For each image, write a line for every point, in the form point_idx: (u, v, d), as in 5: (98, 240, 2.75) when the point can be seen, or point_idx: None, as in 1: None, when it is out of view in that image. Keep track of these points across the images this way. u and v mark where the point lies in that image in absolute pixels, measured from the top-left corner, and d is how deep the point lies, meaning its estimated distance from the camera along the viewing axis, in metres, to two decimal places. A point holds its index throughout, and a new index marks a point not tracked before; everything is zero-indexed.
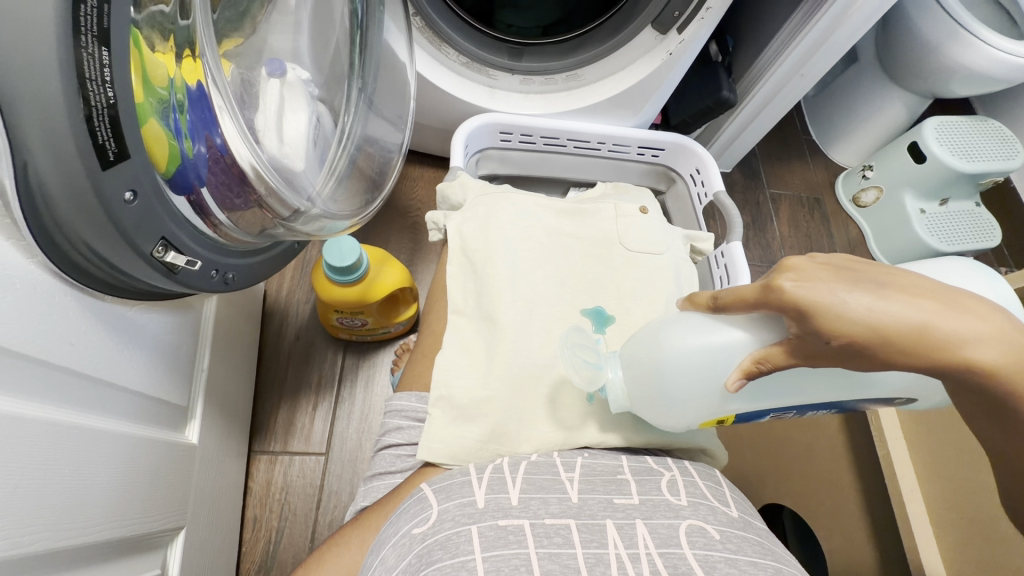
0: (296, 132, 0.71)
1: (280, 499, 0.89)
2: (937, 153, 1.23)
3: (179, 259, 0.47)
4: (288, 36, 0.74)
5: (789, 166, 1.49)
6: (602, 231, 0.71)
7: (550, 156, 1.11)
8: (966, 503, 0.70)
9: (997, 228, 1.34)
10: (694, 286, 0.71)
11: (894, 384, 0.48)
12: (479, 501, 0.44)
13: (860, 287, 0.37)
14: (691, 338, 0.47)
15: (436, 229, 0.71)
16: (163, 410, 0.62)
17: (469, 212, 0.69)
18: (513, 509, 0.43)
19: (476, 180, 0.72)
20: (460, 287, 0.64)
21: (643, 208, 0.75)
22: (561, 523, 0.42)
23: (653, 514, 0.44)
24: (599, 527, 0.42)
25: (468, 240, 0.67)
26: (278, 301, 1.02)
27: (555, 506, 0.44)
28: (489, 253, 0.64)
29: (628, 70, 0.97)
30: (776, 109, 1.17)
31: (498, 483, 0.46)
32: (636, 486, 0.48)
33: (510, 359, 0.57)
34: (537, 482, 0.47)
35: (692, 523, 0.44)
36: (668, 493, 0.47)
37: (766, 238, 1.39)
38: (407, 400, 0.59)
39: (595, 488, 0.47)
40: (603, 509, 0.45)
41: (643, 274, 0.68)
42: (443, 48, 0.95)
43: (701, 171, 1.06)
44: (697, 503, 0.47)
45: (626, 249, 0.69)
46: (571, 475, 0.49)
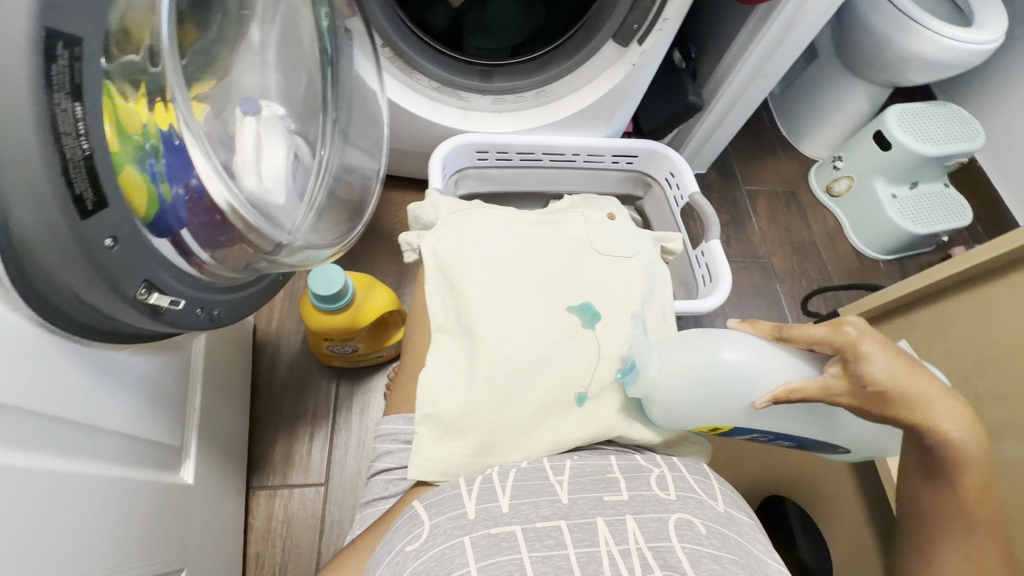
0: (273, 166, 0.73)
1: (282, 533, 0.89)
2: (902, 140, 1.27)
3: (164, 300, 0.48)
4: (257, 74, 0.76)
5: (762, 162, 1.53)
6: (573, 238, 0.70)
7: (527, 171, 1.14)
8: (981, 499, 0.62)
9: (967, 208, 1.38)
10: (667, 286, 0.73)
11: (858, 435, 0.55)
12: (471, 512, 0.45)
13: (898, 355, 0.46)
14: (733, 352, 0.52)
15: (411, 250, 0.72)
16: (157, 451, 0.62)
17: (443, 229, 0.69)
18: (504, 517, 0.44)
19: (446, 198, 0.74)
20: (436, 306, 0.64)
21: (612, 214, 0.76)
22: (552, 524, 0.44)
23: (643, 509, 0.45)
24: (590, 525, 0.44)
25: (443, 254, 0.66)
26: (269, 334, 1.02)
27: (545, 509, 0.45)
28: (461, 266, 0.64)
29: (596, 83, 1.00)
30: (742, 110, 1.21)
31: (488, 493, 0.47)
32: (625, 483, 0.49)
33: (497, 354, 0.56)
34: (528, 487, 0.48)
35: (681, 516, 0.45)
36: (656, 487, 0.48)
37: (747, 234, 1.41)
38: (396, 422, 0.59)
39: (586, 487, 0.48)
40: (594, 507, 0.46)
41: (618, 275, 0.67)
42: (414, 75, 0.98)
43: (675, 175, 1.10)
44: (686, 497, 0.47)
45: (597, 252, 0.69)
46: (560, 478, 0.49)
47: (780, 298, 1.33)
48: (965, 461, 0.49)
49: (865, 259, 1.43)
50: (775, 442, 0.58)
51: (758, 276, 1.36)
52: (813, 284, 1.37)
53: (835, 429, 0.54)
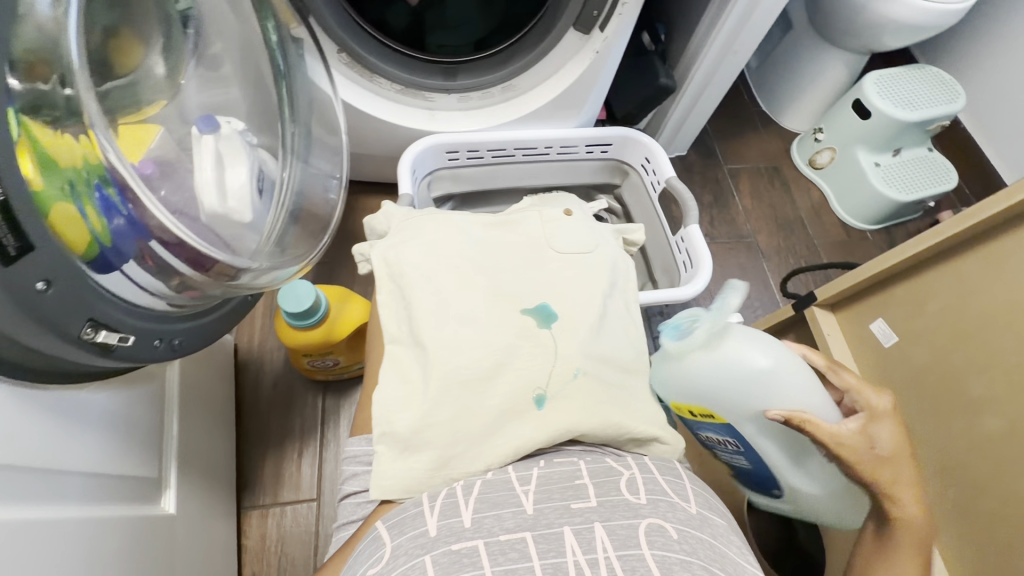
0: (237, 186, 0.72)
1: (276, 551, 0.88)
2: (880, 107, 1.25)
3: (114, 336, 0.47)
4: (208, 91, 0.74)
5: (742, 140, 1.50)
6: (530, 236, 0.70)
7: (501, 168, 1.11)
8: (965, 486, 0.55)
9: (953, 169, 1.36)
10: (630, 277, 0.71)
11: (810, 487, 0.58)
12: (433, 529, 0.45)
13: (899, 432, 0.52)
14: (764, 360, 0.55)
15: (366, 262, 0.69)
16: (130, 485, 0.61)
17: (396, 238, 0.67)
18: (466, 532, 0.44)
19: (400, 208, 0.72)
20: (388, 317, 0.62)
21: (568, 210, 0.75)
22: (517, 536, 0.43)
23: (612, 516, 0.45)
24: (556, 536, 0.43)
25: (395, 263, 0.64)
26: (251, 352, 1.01)
27: (509, 521, 0.44)
28: (422, 276, 0.62)
29: (561, 73, 0.97)
30: (717, 90, 1.19)
31: (451, 508, 0.47)
32: (593, 489, 0.48)
33: (455, 366, 0.55)
34: (493, 499, 0.47)
35: (652, 522, 0.44)
36: (626, 492, 0.48)
37: (730, 214, 1.39)
38: (358, 444, 0.58)
39: (552, 496, 0.47)
40: (560, 516, 0.45)
41: (579, 272, 0.67)
42: (375, 78, 0.96)
43: (651, 160, 1.08)
44: (657, 500, 0.47)
45: (555, 252, 0.69)
46: (527, 487, 0.48)
47: (767, 276, 1.32)
48: (907, 551, 0.51)
49: (852, 230, 1.41)
50: (736, 454, 0.61)
51: (744, 255, 1.34)
52: (800, 260, 1.36)
53: (795, 467, 0.57)
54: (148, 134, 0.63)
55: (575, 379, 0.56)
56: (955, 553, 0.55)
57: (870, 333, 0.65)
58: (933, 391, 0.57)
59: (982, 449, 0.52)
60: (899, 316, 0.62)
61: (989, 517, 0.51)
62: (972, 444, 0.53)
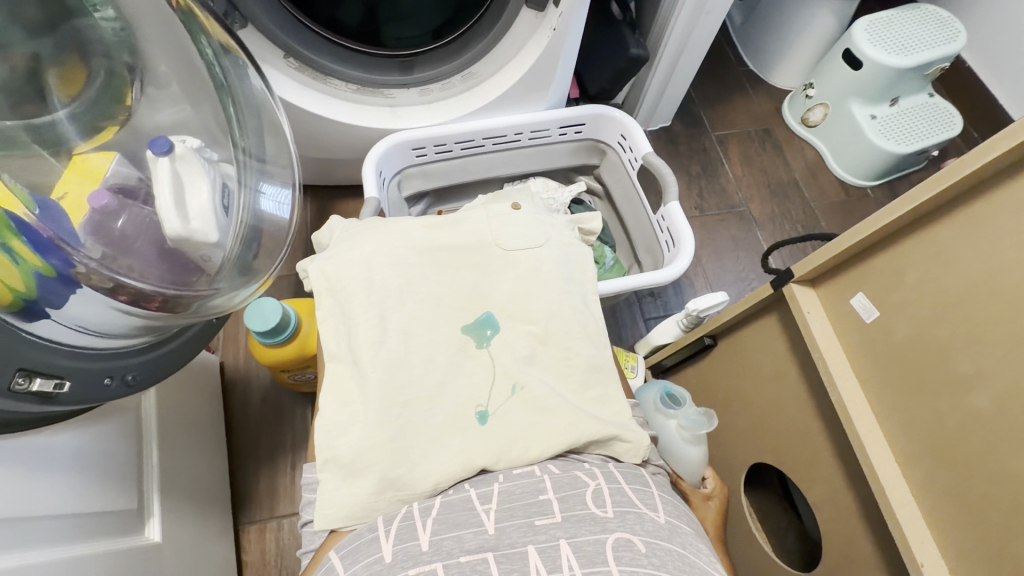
0: (201, 207, 0.68)
1: (277, 564, 0.90)
2: (873, 56, 1.17)
3: (51, 383, 0.48)
4: (155, 114, 0.72)
5: (730, 103, 1.43)
6: (477, 235, 0.67)
7: (471, 160, 1.08)
8: (958, 462, 0.51)
9: (956, 115, 1.28)
10: (586, 265, 0.69)
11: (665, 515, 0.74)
12: (388, 555, 0.44)
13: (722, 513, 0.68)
14: (682, 453, 0.72)
15: (306, 279, 0.64)
16: (113, 518, 0.62)
17: (335, 250, 0.64)
18: (423, 556, 0.43)
19: (343, 220, 0.71)
20: (328, 333, 0.60)
21: (516, 205, 0.71)
22: (478, 557, 0.42)
23: (578, 531, 0.43)
24: (520, 555, 0.42)
25: (333, 278, 0.61)
26: (238, 369, 1.02)
27: (469, 542, 0.44)
28: (363, 291, 0.60)
29: (521, 56, 0.92)
30: (693, 55, 1.13)
31: (408, 532, 0.46)
32: (559, 504, 0.46)
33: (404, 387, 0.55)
34: (451, 520, 0.46)
35: (619, 537, 0.43)
36: (593, 505, 0.46)
37: (720, 184, 1.34)
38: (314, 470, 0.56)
39: (514, 513, 0.46)
40: (524, 535, 0.44)
41: (526, 268, 0.65)
42: (330, 80, 0.93)
43: (627, 137, 1.04)
44: (624, 512, 0.46)
45: (501, 250, 0.66)
46: (487, 506, 0.47)
47: (761, 246, 1.27)
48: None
49: (850, 189, 1.35)
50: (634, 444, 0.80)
51: (736, 226, 1.29)
52: (796, 225, 1.30)
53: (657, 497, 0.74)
54: (96, 165, 0.65)
55: (512, 397, 0.56)
56: (948, 541, 0.52)
57: (854, 309, 0.60)
58: (922, 366, 0.54)
59: (981, 427, 0.49)
60: (880, 288, 0.57)
61: (985, 499, 0.49)
62: (970, 421, 0.50)
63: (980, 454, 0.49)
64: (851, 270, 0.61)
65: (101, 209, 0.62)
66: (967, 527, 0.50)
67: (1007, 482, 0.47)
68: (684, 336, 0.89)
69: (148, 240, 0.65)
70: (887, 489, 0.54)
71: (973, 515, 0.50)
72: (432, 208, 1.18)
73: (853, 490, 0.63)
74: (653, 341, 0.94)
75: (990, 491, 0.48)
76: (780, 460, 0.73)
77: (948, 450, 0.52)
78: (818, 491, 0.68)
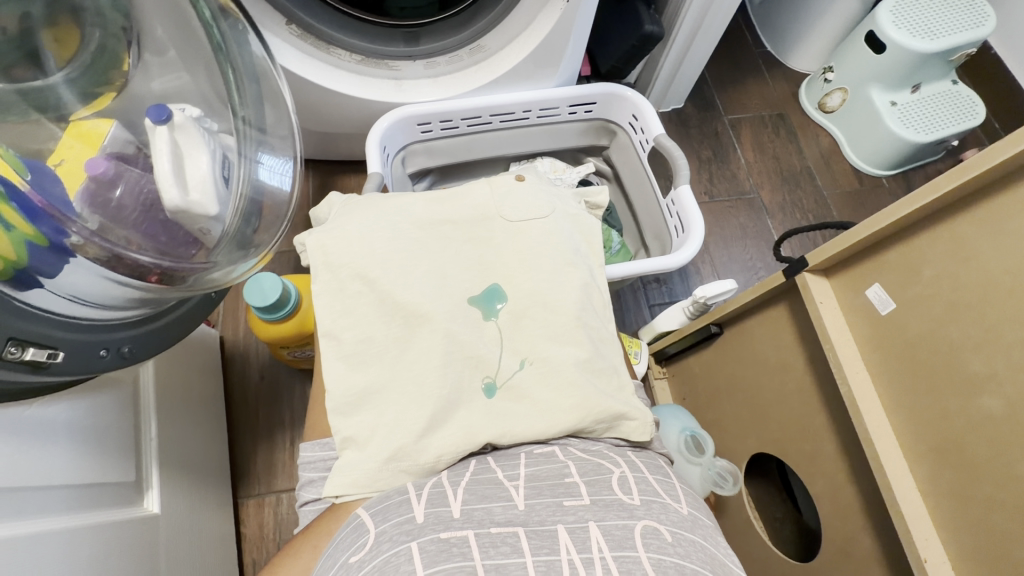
0: (200, 177, 0.65)
1: (275, 538, 0.91)
2: (897, 39, 1.13)
3: (44, 353, 0.47)
4: (150, 80, 0.70)
5: (744, 86, 1.39)
6: (478, 210, 0.66)
7: (477, 138, 1.05)
8: (966, 468, 0.50)
9: (980, 103, 1.23)
10: (590, 239, 0.68)
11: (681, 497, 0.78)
12: (418, 517, 0.43)
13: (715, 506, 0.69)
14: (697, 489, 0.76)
15: (305, 252, 0.62)
16: (110, 490, 0.62)
17: (331, 224, 0.63)
18: (455, 522, 0.42)
19: (342, 196, 0.68)
20: (325, 308, 0.58)
21: (519, 176, 0.70)
22: (509, 531, 0.41)
23: (607, 515, 0.43)
24: (550, 533, 0.41)
25: (338, 253, 0.60)
26: (237, 345, 1.01)
27: (500, 515, 0.43)
28: (366, 267, 0.59)
29: (532, 28, 0.88)
30: (711, 32, 1.08)
31: (438, 498, 0.45)
32: (585, 487, 0.46)
33: (404, 368, 0.54)
34: (480, 493, 0.46)
35: (647, 524, 0.43)
36: (620, 491, 0.46)
37: (730, 169, 1.31)
38: (311, 450, 0.56)
39: (543, 492, 0.46)
40: (553, 514, 0.43)
41: (530, 244, 0.63)
42: (332, 50, 0.90)
43: (638, 117, 1.00)
44: (649, 501, 0.45)
45: (505, 221, 0.65)
46: (516, 482, 0.47)
47: (771, 234, 1.24)
48: None
49: (865, 177, 1.32)
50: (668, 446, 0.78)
51: (746, 213, 1.26)
52: (807, 215, 1.27)
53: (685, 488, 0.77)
54: (100, 126, 0.63)
55: (520, 370, 0.56)
56: (952, 543, 0.51)
57: (868, 304, 0.59)
58: (933, 364, 0.52)
59: (990, 429, 0.48)
60: (896, 280, 0.55)
61: (988, 501, 0.48)
62: (980, 423, 0.49)
63: (991, 459, 0.48)
64: (867, 263, 0.59)
65: (97, 177, 0.59)
66: (970, 530, 0.49)
67: (1013, 486, 0.46)
68: (690, 323, 0.88)
69: (147, 210, 0.63)
70: (894, 485, 0.53)
71: (979, 519, 0.49)
72: (437, 186, 1.15)
73: (857, 484, 0.62)
74: (658, 327, 0.94)
75: (1000, 495, 0.47)
76: (781, 450, 0.73)
77: (957, 453, 0.50)
78: (820, 483, 0.68)
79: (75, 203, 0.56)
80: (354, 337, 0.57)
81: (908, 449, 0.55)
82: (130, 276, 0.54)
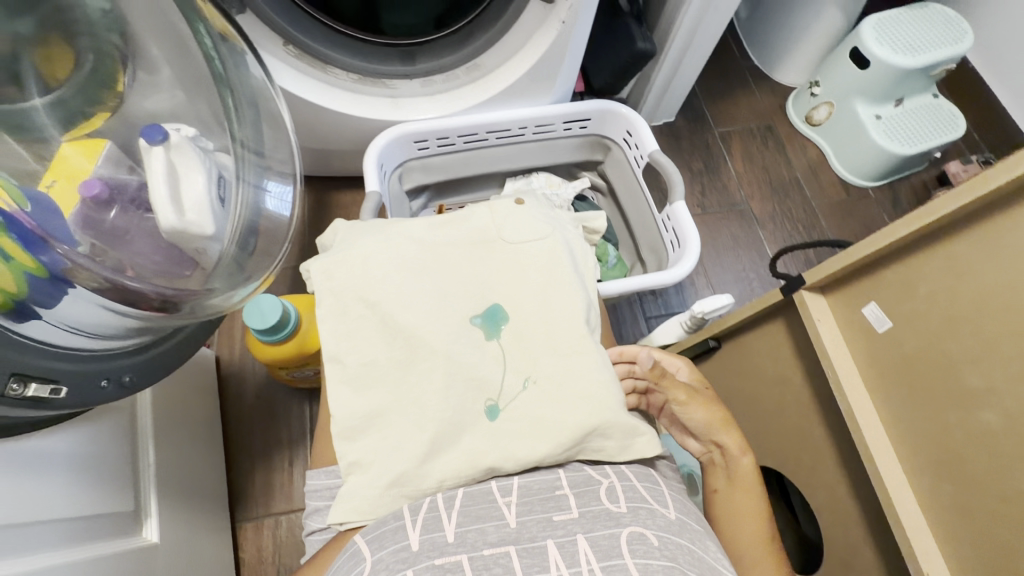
0: (196, 199, 0.65)
1: (273, 561, 0.90)
2: (879, 55, 1.16)
3: (46, 387, 0.47)
4: (145, 98, 0.70)
5: (733, 99, 1.42)
6: (481, 232, 0.66)
7: (474, 154, 1.06)
8: (971, 483, 0.51)
9: (961, 116, 1.27)
10: (588, 260, 0.69)
11: None
12: (414, 544, 0.44)
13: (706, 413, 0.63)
14: None
15: (309, 278, 0.63)
16: (108, 520, 0.60)
17: (338, 249, 0.63)
18: (450, 546, 0.44)
19: (347, 224, 0.68)
20: (328, 333, 0.58)
21: (520, 200, 0.71)
22: (501, 550, 0.43)
23: (594, 526, 0.45)
24: (540, 549, 0.43)
25: (341, 277, 0.60)
26: (233, 363, 1.00)
27: (492, 535, 0.45)
28: (367, 290, 0.59)
29: (527, 49, 0.90)
30: (701, 49, 1.10)
31: (434, 521, 0.46)
32: (574, 500, 0.48)
33: (409, 393, 0.55)
34: (473, 513, 0.47)
35: (634, 530, 0.44)
36: (607, 501, 0.48)
37: (721, 181, 1.33)
38: (315, 479, 0.56)
39: (534, 508, 0.47)
40: (543, 529, 0.45)
41: (532, 266, 0.63)
42: (329, 69, 0.90)
43: (632, 134, 1.02)
44: (636, 508, 0.47)
45: (505, 243, 0.65)
46: (508, 499, 0.49)
47: (762, 245, 1.27)
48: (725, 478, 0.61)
49: (852, 188, 1.35)
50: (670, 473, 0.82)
51: (737, 224, 1.28)
52: (797, 225, 1.30)
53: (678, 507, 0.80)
54: (92, 150, 0.63)
55: (523, 390, 0.56)
56: (957, 555, 0.52)
57: (867, 321, 0.60)
58: (934, 380, 0.53)
59: (990, 444, 0.49)
60: (894, 298, 0.57)
61: (991, 516, 0.49)
62: (981, 439, 0.50)
63: (992, 473, 0.49)
64: (866, 280, 0.60)
65: (92, 200, 0.59)
66: (974, 544, 0.50)
67: (1013, 500, 0.47)
68: (686, 337, 0.88)
69: (143, 233, 0.63)
70: (896, 501, 0.54)
71: (982, 533, 0.50)
72: (433, 202, 1.16)
73: (857, 497, 0.64)
74: (656, 340, 0.93)
75: (1005, 508, 0.48)
76: (781, 463, 0.74)
77: (960, 468, 0.51)
78: (820, 496, 0.69)
79: (68, 223, 0.56)
80: (357, 360, 0.57)
81: (909, 463, 0.56)
82: (126, 304, 0.53)
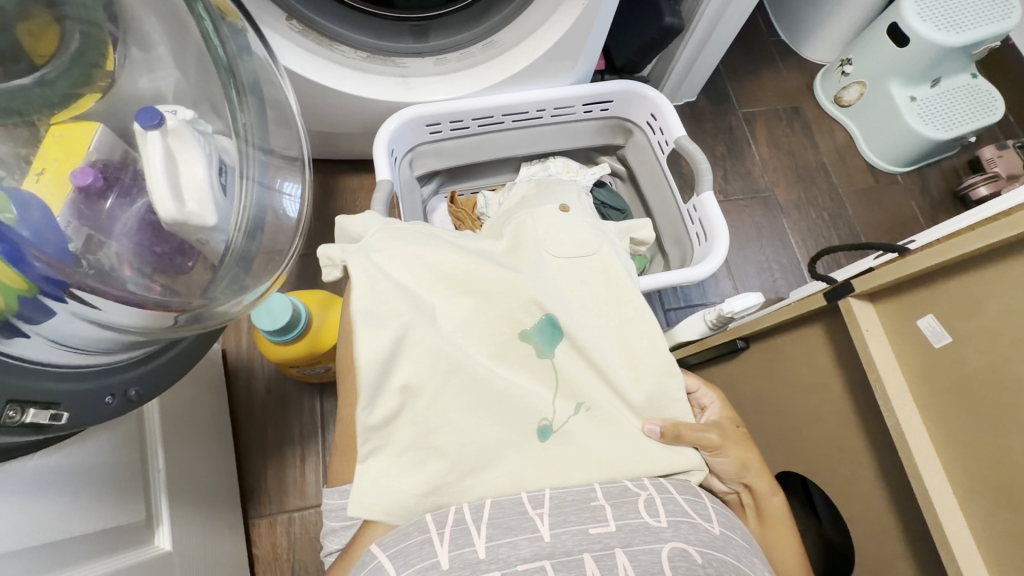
0: (197, 185, 0.58)
1: (288, 559, 0.89)
2: (920, 31, 1.08)
3: (45, 413, 0.44)
4: (153, 74, 0.63)
5: (758, 78, 1.34)
6: (523, 238, 0.63)
7: (488, 138, 1.00)
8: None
9: (999, 98, 1.20)
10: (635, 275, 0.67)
11: None
12: (443, 562, 0.40)
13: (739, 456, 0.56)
14: None
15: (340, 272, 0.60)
16: (119, 532, 0.58)
17: (359, 250, 0.59)
18: (481, 564, 0.39)
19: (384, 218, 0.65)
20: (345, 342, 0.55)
21: (563, 206, 0.68)
22: (535, 565, 0.39)
23: (633, 539, 0.41)
24: (576, 562, 0.39)
25: (360, 282, 0.56)
26: (240, 358, 0.97)
27: (526, 549, 0.40)
28: (386, 297, 0.55)
29: (549, 25, 0.83)
30: (730, 26, 1.03)
31: (461, 537, 0.42)
32: (611, 511, 0.44)
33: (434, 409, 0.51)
34: (504, 524, 0.43)
35: (675, 545, 0.41)
36: (646, 514, 0.44)
37: (745, 166, 1.27)
38: (331, 499, 0.53)
39: (568, 518, 0.43)
40: (578, 542, 0.41)
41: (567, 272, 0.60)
42: (335, 47, 0.83)
43: (657, 117, 0.96)
44: (678, 521, 0.43)
45: (549, 254, 0.62)
46: (540, 511, 0.44)
47: (786, 234, 1.22)
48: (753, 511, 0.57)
49: (880, 174, 1.29)
50: None
51: (760, 213, 1.23)
52: (822, 214, 1.25)
53: None
54: (86, 132, 0.56)
55: (576, 415, 0.53)
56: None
57: (924, 335, 0.56)
58: (993, 399, 0.51)
59: None
60: (954, 311, 0.54)
61: None
62: None
63: None
64: (929, 291, 0.56)
65: (84, 189, 0.53)
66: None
67: None
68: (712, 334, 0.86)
69: (145, 232, 0.57)
70: (945, 523, 0.52)
71: None
72: (444, 188, 1.11)
73: (895, 511, 0.61)
74: (678, 337, 0.88)
75: None
76: (811, 471, 0.72)
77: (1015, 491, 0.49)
78: (854, 508, 0.66)
79: (59, 219, 0.50)
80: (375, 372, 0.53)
81: (959, 484, 0.54)
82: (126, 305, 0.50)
